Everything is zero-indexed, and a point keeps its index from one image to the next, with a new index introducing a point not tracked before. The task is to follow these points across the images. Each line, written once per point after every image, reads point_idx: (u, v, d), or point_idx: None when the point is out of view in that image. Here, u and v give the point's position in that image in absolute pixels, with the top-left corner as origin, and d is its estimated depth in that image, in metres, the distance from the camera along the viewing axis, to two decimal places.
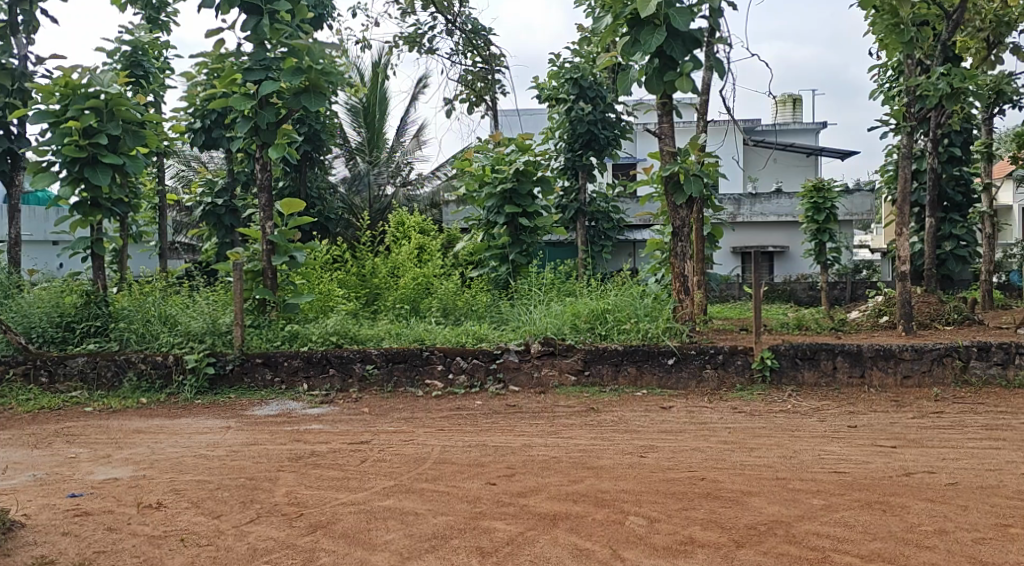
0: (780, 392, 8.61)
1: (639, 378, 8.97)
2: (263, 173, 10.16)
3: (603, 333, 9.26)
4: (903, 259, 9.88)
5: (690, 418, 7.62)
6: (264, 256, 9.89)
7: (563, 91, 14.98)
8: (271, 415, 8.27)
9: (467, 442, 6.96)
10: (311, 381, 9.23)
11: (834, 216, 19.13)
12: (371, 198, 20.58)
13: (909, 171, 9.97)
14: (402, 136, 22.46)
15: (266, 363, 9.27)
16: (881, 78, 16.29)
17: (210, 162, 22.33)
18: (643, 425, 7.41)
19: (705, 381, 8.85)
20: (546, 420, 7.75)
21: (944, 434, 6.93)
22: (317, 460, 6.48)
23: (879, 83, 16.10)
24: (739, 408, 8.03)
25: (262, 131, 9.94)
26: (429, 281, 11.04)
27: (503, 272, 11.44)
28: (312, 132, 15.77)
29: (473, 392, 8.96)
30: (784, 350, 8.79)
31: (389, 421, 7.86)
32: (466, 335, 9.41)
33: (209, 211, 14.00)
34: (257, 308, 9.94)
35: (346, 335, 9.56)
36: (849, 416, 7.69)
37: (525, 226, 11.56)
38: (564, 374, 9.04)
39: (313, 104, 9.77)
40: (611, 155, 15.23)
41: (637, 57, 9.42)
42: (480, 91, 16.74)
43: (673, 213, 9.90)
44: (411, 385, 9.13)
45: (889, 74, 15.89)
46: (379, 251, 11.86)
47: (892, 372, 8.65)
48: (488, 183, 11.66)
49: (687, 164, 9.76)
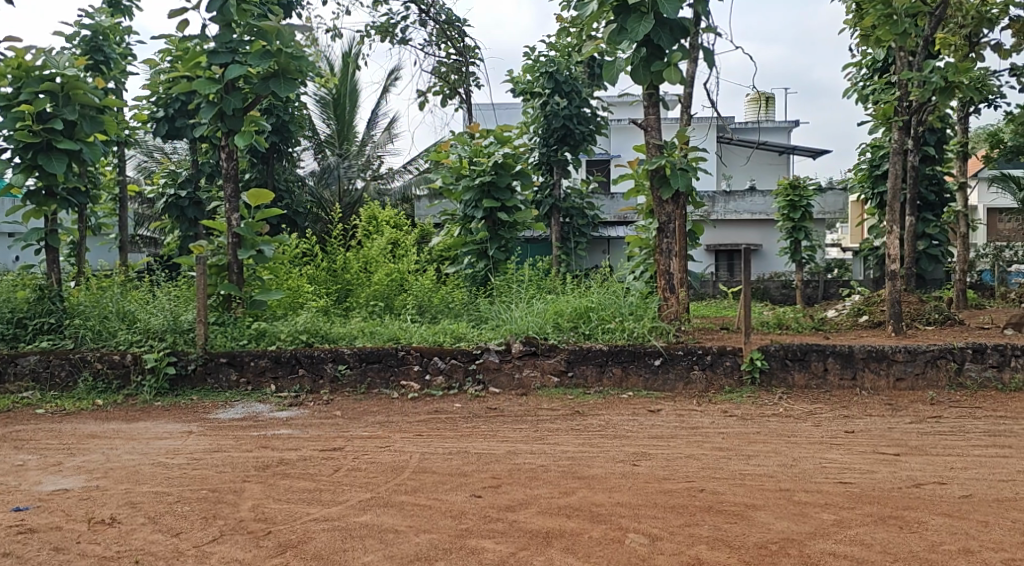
0: (770, 394, 8.28)
1: (625, 380, 8.63)
2: (228, 162, 9.66)
3: (586, 332, 8.89)
4: (893, 257, 9.62)
5: (680, 423, 7.26)
6: (230, 250, 9.46)
7: (538, 85, 14.56)
8: (236, 419, 7.79)
9: (447, 449, 6.54)
10: (279, 382, 8.77)
11: (810, 213, 18.93)
12: (341, 191, 20.16)
13: (901, 167, 9.68)
14: (373, 128, 21.93)
15: (231, 362, 8.80)
16: (855, 77, 16.07)
17: (174, 153, 21.72)
18: (632, 430, 7.04)
19: (693, 383, 8.51)
20: (529, 425, 7.35)
21: (946, 440, 6.64)
22: (286, 469, 6.04)
23: (853, 82, 15.88)
24: (731, 412, 7.69)
25: (228, 118, 9.46)
26: (403, 277, 10.60)
27: (482, 269, 11.04)
28: (280, 123, 15.26)
29: (451, 394, 8.57)
30: (774, 351, 8.46)
31: (363, 426, 7.43)
32: (444, 334, 9.00)
33: (171, 203, 13.43)
34: (222, 305, 9.48)
35: (316, 333, 9.08)
36: (843, 420, 7.36)
37: (504, 221, 11.12)
38: (547, 375, 8.67)
39: (282, 90, 9.29)
40: (587, 150, 14.86)
41: (623, 46, 9.03)
42: (454, 84, 16.29)
43: (659, 208, 9.63)
44: (385, 386, 8.72)
45: (863, 73, 15.69)
46: (351, 245, 11.39)
47: (885, 374, 8.35)
48: (465, 176, 11.24)
49: (673, 158, 9.42)
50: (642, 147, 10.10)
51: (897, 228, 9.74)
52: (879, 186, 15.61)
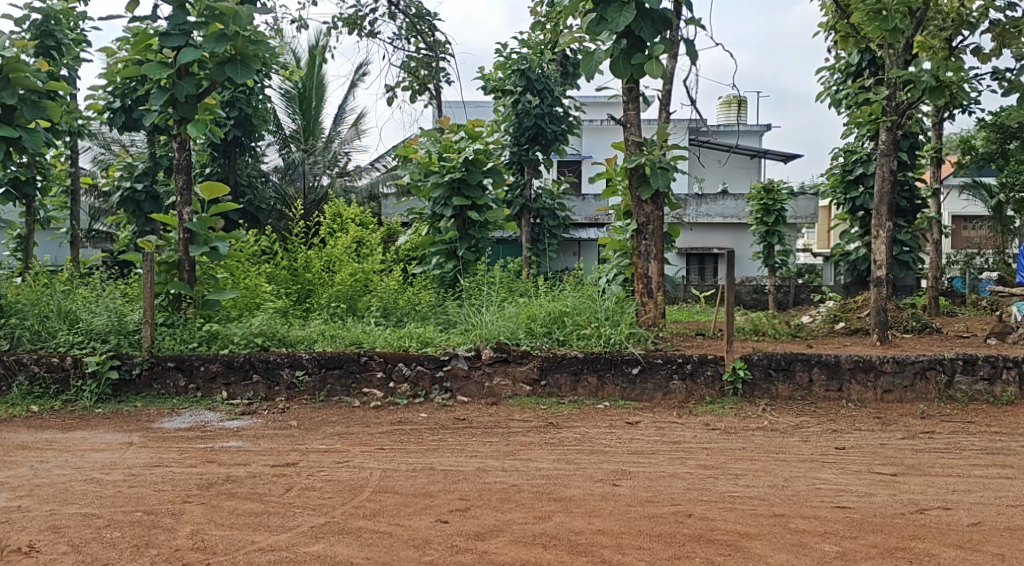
0: (753, 406, 7.85)
1: (601, 390, 8.17)
2: (181, 152, 9.11)
3: (561, 338, 8.41)
4: (878, 263, 9.26)
5: (660, 438, 6.81)
6: (182, 246, 8.89)
7: (509, 83, 14.05)
8: (182, 429, 7.26)
9: (411, 465, 6.04)
10: (231, 388, 8.21)
11: (784, 217, 18.59)
12: (306, 188, 19.56)
13: (886, 170, 9.29)
14: (340, 124, 21.30)
15: (179, 367, 8.24)
16: (828, 81, 15.71)
17: (131, 145, 20.94)
18: (610, 445, 6.57)
19: (672, 393, 8.07)
20: (499, 438, 6.85)
21: (944, 459, 6.25)
22: (232, 488, 5.54)
23: (826, 86, 15.54)
24: (712, 425, 7.25)
25: (180, 105, 8.90)
26: (368, 277, 10.06)
27: (450, 270, 10.52)
28: (243, 116, 14.62)
29: (417, 402, 8.06)
30: (757, 361, 8.03)
31: (320, 438, 6.91)
32: (410, 339, 8.49)
33: (127, 197, 12.77)
34: (171, 304, 8.90)
35: (273, 337, 8.52)
36: (833, 435, 6.94)
37: (474, 220, 10.62)
38: (518, 384, 8.20)
39: (240, 76, 8.74)
40: (558, 150, 14.41)
41: (603, 37, 8.57)
42: (424, 79, 15.76)
43: (637, 209, 9.20)
44: (346, 394, 8.19)
45: (837, 77, 15.34)
46: (314, 242, 10.82)
47: (872, 386, 7.96)
48: (435, 172, 10.72)
49: (653, 156, 8.97)
50: (620, 143, 9.64)
51: (882, 233, 9.45)
52: (851, 191, 15.27)
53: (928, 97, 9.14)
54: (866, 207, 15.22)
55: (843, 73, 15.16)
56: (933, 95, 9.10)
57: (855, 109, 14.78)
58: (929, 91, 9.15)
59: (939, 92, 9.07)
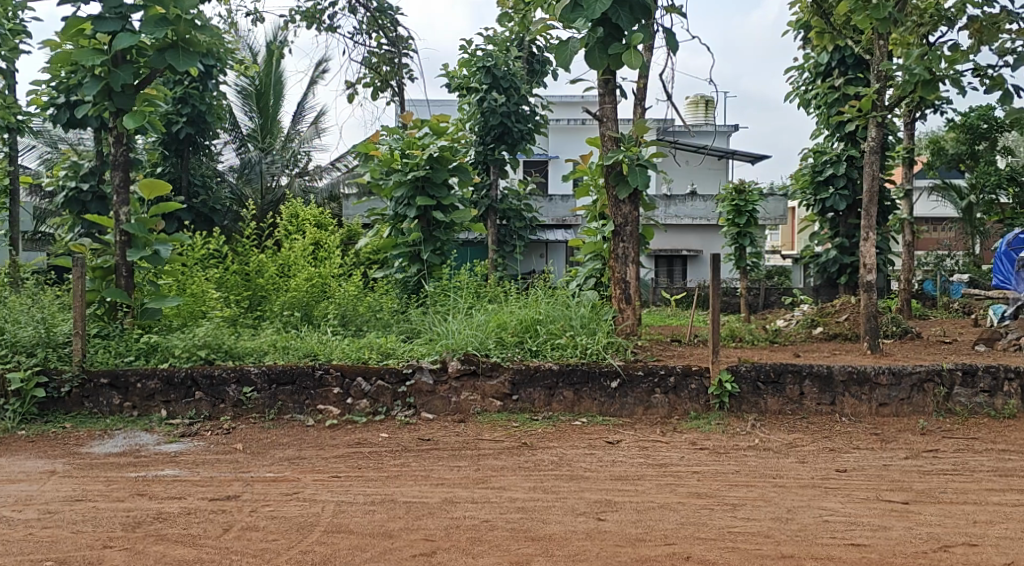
0: (741, 422, 7.26)
1: (577, 405, 7.55)
2: (118, 147, 8.38)
3: (533, 349, 7.79)
4: (869, 266, 8.71)
5: (644, 460, 6.22)
6: (119, 250, 8.16)
7: (474, 80, 13.39)
8: (113, 454, 6.56)
9: (370, 497, 5.43)
10: (172, 407, 7.51)
11: (755, 218, 18.04)
12: (264, 189, 18.80)
13: (876, 167, 8.76)
14: (300, 123, 20.48)
15: (113, 384, 7.52)
16: (797, 81, 15.20)
17: (80, 143, 20.02)
18: (590, 470, 5.96)
19: (654, 407, 7.48)
20: (468, 462, 6.20)
21: (955, 482, 5.71)
22: (163, 530, 4.92)
23: (795, 85, 15.04)
24: (698, 444, 6.67)
25: (117, 95, 8.17)
26: (326, 282, 9.32)
27: (413, 275, 9.82)
28: (196, 114, 13.78)
29: (378, 420, 7.42)
30: (745, 372, 7.44)
31: (268, 464, 6.24)
32: (370, 350, 7.83)
33: (71, 198, 11.92)
34: (107, 314, 8.18)
35: (219, 349, 7.80)
36: (831, 455, 6.37)
37: (439, 221, 9.95)
38: (488, 399, 7.56)
39: (182, 64, 8.01)
40: (524, 150, 13.77)
41: (578, 24, 7.93)
42: (386, 76, 15.04)
43: (614, 209, 8.59)
44: (299, 411, 7.51)
45: (806, 76, 14.84)
46: (266, 244, 10.06)
47: (867, 399, 7.41)
48: (397, 170, 10.03)
49: (632, 153, 8.38)
50: (594, 139, 9.02)
51: (872, 235, 8.82)
52: (821, 192, 14.74)
53: (921, 90, 8.37)
54: (837, 208, 14.68)
55: (812, 73, 14.55)
56: (926, 88, 8.31)
57: (826, 109, 14.36)
58: (923, 84, 8.33)
59: (931, 85, 8.29)
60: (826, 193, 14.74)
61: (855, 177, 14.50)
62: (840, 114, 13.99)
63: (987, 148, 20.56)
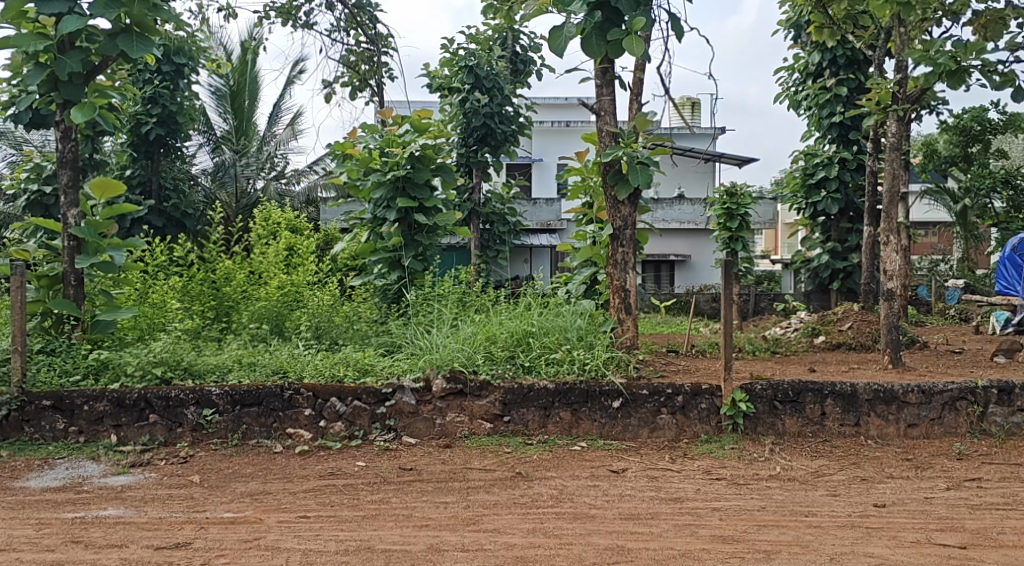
0: (758, 446, 6.55)
1: (575, 427, 6.82)
2: (65, 142, 7.57)
3: (526, 365, 7.06)
4: (891, 273, 8.04)
5: (656, 494, 5.48)
6: (66, 256, 7.37)
7: (456, 80, 12.65)
8: (50, 489, 5.79)
9: (343, 545, 4.73)
10: (123, 432, 6.74)
11: (747, 223, 17.15)
12: (238, 192, 18.03)
13: (897, 165, 8.08)
14: (276, 124, 19.60)
15: (57, 406, 6.74)
16: (787, 82, 14.55)
17: (46, 145, 19.15)
18: (596, 507, 5.23)
19: (660, 430, 6.77)
20: (456, 497, 5.46)
21: (1014, 520, 5.04)
22: None
23: (785, 87, 14.41)
24: (713, 473, 5.95)
25: (63, 84, 7.37)
26: (299, 290, 8.54)
27: (393, 282, 9.03)
28: (166, 114, 12.91)
29: (355, 445, 6.67)
30: (761, 391, 6.73)
31: (226, 501, 5.48)
32: (346, 366, 7.08)
33: (34, 201, 11.02)
34: (54, 327, 7.38)
35: (176, 366, 7.00)
36: (864, 486, 5.68)
37: (421, 225, 9.17)
38: (476, 421, 6.82)
39: (134, 50, 7.23)
40: (508, 152, 13.04)
41: (574, 7, 7.20)
42: (365, 74, 14.26)
43: (612, 210, 7.85)
44: (266, 436, 6.75)
45: (795, 78, 14.21)
46: (235, 249, 9.24)
47: (894, 420, 6.73)
48: (376, 169, 9.26)
49: (631, 150, 7.63)
50: (590, 135, 8.30)
51: (893, 239, 8.15)
52: (813, 196, 14.04)
53: (946, 82, 7.68)
54: (829, 212, 13.98)
55: (802, 73, 13.90)
56: (950, 79, 7.64)
57: (817, 110, 13.74)
58: (947, 75, 7.66)
59: (957, 76, 7.60)
60: (819, 198, 14.03)
61: (847, 180, 13.80)
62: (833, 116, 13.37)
63: (981, 151, 20.03)
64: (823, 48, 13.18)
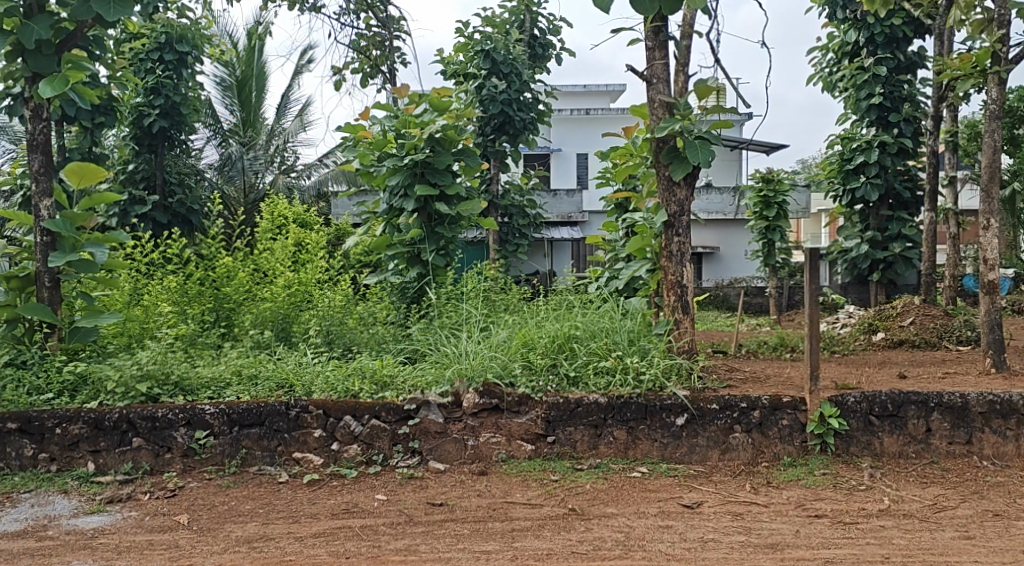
0: (854, 472, 5.49)
1: (632, 448, 5.78)
2: (36, 122, 6.56)
3: (571, 376, 5.96)
4: (989, 263, 6.93)
5: (746, 539, 4.48)
6: (40, 253, 6.36)
7: (472, 65, 11.59)
8: (8, 535, 4.81)
9: None
10: (102, 458, 5.74)
11: (785, 212, 15.60)
12: (247, 187, 17.08)
13: (997, 137, 6.97)
14: (285, 116, 18.59)
15: (26, 429, 5.74)
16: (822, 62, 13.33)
17: None
18: (677, 561, 4.28)
19: (734, 451, 5.71)
20: (500, 545, 4.48)
21: None
22: None
23: (818, 68, 13.19)
24: (808, 508, 4.89)
25: (31, 55, 6.35)
26: (308, 289, 7.48)
27: (412, 280, 7.99)
28: (170, 106, 11.82)
29: (373, 473, 5.65)
30: (853, 405, 5.67)
31: (217, 552, 4.51)
32: (361, 378, 6.02)
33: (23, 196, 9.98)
34: (26, 336, 6.37)
35: (165, 381, 5.95)
36: (1000, 524, 4.64)
37: (442, 215, 8.10)
38: (515, 442, 5.79)
39: (111, 11, 6.21)
40: (527, 141, 11.92)
41: None
42: (376, 60, 13.20)
43: (667, 191, 6.69)
44: (269, 463, 5.76)
45: (831, 59, 13.02)
46: (236, 244, 8.19)
47: (1013, 438, 5.64)
48: (391, 154, 8.18)
49: (689, 123, 6.49)
50: (639, 108, 7.16)
51: (993, 222, 7.02)
52: (851, 182, 12.66)
53: None
54: (868, 199, 12.59)
55: (837, 53, 12.72)
56: None
57: (854, 92, 12.41)
58: None
59: None
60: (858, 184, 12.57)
61: (888, 164, 12.36)
62: (872, 98, 12.07)
63: None
64: (861, 25, 12.01)
